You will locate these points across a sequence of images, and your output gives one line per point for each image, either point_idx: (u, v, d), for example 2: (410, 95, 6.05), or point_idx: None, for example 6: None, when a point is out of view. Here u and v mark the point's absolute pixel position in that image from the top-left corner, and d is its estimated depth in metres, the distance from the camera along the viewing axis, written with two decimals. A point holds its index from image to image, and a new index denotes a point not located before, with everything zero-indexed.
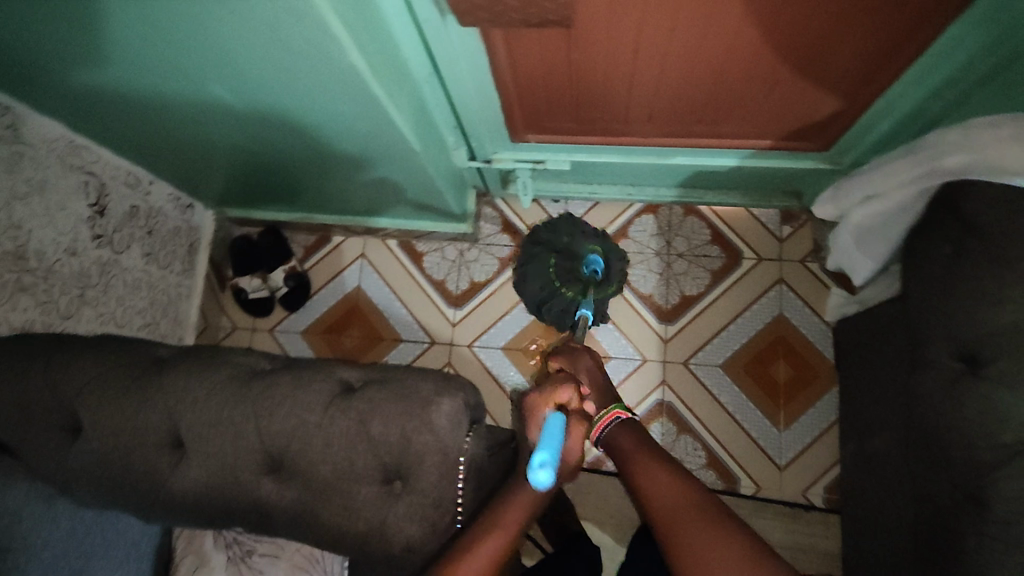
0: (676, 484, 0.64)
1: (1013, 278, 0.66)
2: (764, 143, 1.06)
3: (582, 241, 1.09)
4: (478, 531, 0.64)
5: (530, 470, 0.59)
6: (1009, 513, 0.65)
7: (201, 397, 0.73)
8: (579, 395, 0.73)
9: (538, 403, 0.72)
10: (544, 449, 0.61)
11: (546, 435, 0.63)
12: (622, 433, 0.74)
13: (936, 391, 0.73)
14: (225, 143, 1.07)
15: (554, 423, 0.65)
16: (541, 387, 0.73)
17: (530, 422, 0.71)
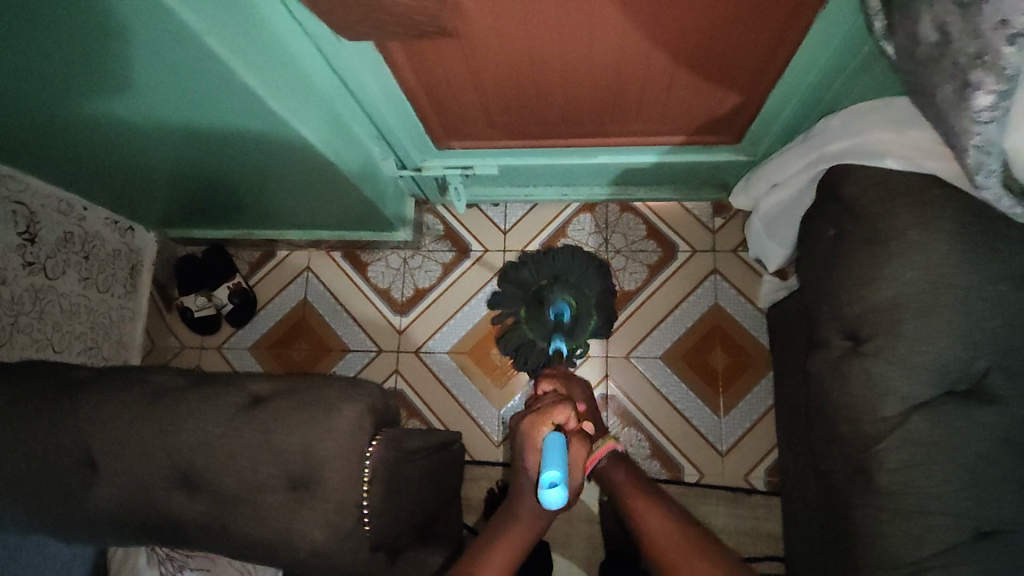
0: (672, 522, 0.85)
1: (884, 257, 0.69)
2: (677, 140, 1.09)
3: (559, 290, 1.24)
4: (477, 570, 0.81)
5: (543, 489, 0.68)
6: (890, 484, 0.68)
7: (111, 417, 0.75)
8: (570, 413, 0.86)
9: (534, 425, 0.84)
10: (554, 468, 0.69)
11: (549, 454, 0.72)
12: (614, 469, 0.95)
13: (825, 369, 0.75)
14: (150, 164, 1.08)
15: (556, 442, 0.73)
16: (536, 414, 0.86)
17: (530, 446, 0.83)
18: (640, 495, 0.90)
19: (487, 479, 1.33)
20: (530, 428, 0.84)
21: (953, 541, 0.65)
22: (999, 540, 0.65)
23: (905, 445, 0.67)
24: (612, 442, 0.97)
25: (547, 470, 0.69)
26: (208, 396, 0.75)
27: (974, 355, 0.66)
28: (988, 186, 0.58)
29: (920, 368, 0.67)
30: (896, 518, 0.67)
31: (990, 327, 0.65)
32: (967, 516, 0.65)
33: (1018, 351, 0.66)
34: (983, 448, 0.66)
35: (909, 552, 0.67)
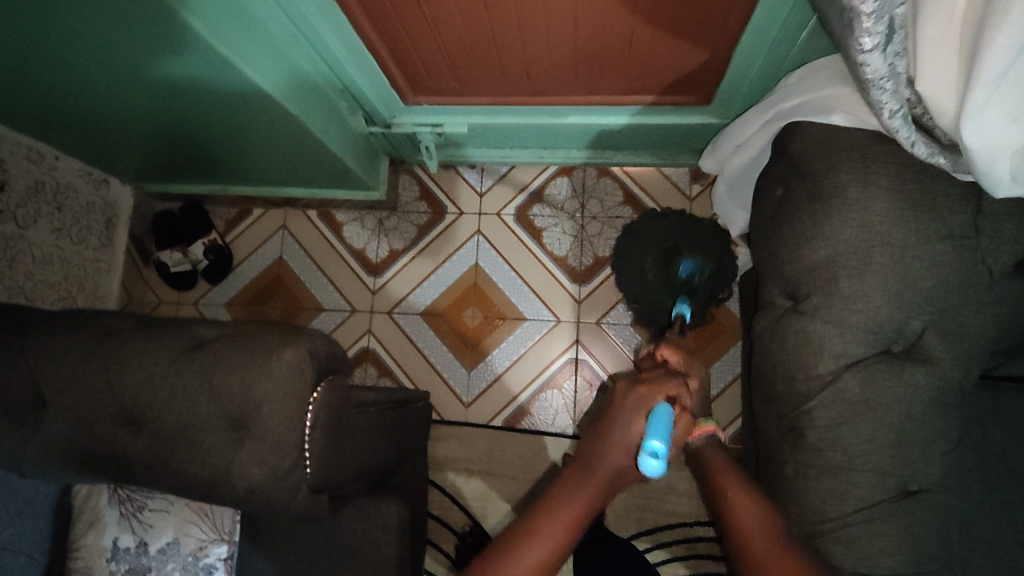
0: (766, 514, 0.69)
1: (824, 215, 0.68)
2: (647, 99, 1.08)
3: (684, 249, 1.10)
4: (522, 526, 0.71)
5: (643, 457, 0.65)
6: (819, 441, 0.68)
7: (59, 357, 0.77)
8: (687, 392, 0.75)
9: (647, 396, 0.74)
10: (657, 436, 0.66)
11: (656, 417, 0.68)
12: (710, 451, 0.79)
13: (767, 328, 0.75)
14: (112, 113, 1.08)
15: (664, 409, 0.68)
16: (653, 385, 0.76)
17: (637, 412, 0.73)
18: (737, 483, 0.73)
19: (453, 438, 1.34)
20: (645, 394, 0.74)
21: (877, 498, 0.66)
22: (924, 499, 0.65)
23: (836, 403, 0.67)
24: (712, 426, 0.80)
25: (650, 440, 0.66)
26: (153, 338, 0.77)
27: (909, 315, 0.66)
28: (899, 129, 0.60)
29: (854, 326, 0.67)
30: (824, 475, 0.67)
31: (925, 286, 0.65)
32: (894, 475, 0.65)
33: (953, 312, 0.65)
34: (912, 408, 0.66)
35: (834, 508, 0.67)
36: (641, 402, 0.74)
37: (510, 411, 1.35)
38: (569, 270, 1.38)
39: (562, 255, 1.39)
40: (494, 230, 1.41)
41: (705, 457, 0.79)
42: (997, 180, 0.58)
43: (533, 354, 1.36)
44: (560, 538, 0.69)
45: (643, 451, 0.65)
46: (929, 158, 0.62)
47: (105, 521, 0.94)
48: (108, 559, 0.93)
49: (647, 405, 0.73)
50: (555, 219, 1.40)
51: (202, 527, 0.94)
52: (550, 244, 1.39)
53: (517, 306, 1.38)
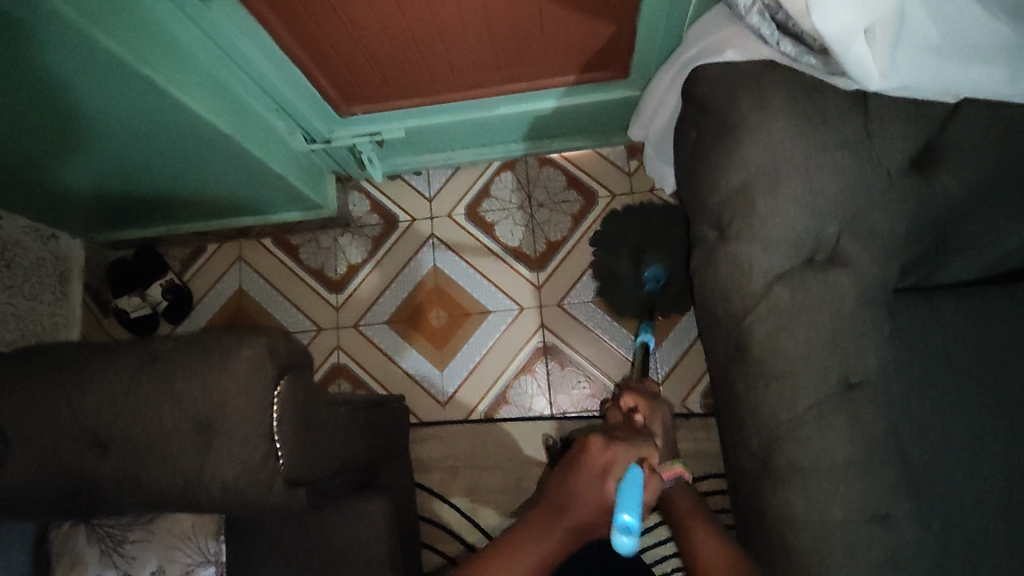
0: (719, 540, 0.77)
1: (733, 144, 0.73)
2: (569, 80, 1.13)
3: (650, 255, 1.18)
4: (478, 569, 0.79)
5: (618, 534, 0.72)
6: (763, 352, 0.71)
7: (21, 390, 0.77)
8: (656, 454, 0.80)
9: (620, 457, 0.80)
10: (629, 512, 0.73)
11: (624, 491, 0.74)
12: (680, 495, 0.89)
13: (702, 260, 0.79)
14: (46, 162, 1.08)
15: (633, 485, 0.74)
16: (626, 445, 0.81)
17: (609, 474, 0.79)
18: (692, 518, 0.82)
19: (434, 438, 1.35)
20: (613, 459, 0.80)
21: (822, 395, 0.69)
22: (866, 390, 0.69)
23: (772, 315, 0.71)
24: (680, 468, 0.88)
25: (622, 515, 0.73)
26: (112, 358, 0.77)
27: (823, 222, 0.70)
28: (760, 27, 0.70)
29: (775, 241, 0.71)
30: (771, 382, 0.71)
31: (833, 192, 0.70)
32: (834, 370, 0.69)
33: (862, 214, 0.70)
34: (841, 306, 0.70)
35: (785, 413, 0.70)
36: (613, 460, 0.80)
37: (487, 402, 1.36)
38: (525, 258, 1.42)
39: (515, 245, 1.42)
40: (447, 231, 1.45)
41: (674, 500, 0.88)
42: (860, 67, 0.65)
43: (502, 344, 1.38)
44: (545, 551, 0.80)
45: (617, 528, 0.72)
46: (800, 60, 0.71)
47: (85, 562, 0.92)
48: None
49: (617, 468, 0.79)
50: (505, 212, 1.44)
51: (187, 552, 0.93)
52: (503, 236, 1.43)
53: (479, 300, 1.41)
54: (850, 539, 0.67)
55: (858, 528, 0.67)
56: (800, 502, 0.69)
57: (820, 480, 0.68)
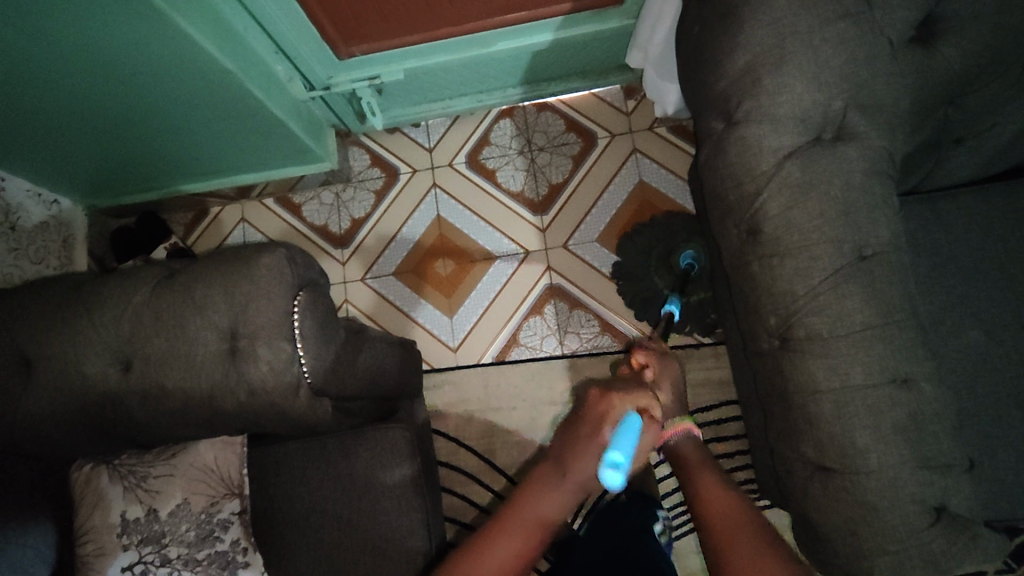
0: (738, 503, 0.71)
1: (736, 26, 0.74)
2: (566, 8, 1.14)
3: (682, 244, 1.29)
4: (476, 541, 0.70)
5: (603, 469, 0.66)
6: (776, 229, 0.72)
7: (38, 312, 0.77)
8: (656, 402, 0.73)
9: (619, 403, 0.72)
10: (620, 450, 0.66)
11: (624, 429, 0.67)
12: (686, 447, 0.81)
13: (710, 151, 0.79)
14: (47, 113, 1.07)
15: (629, 420, 0.68)
16: (623, 392, 0.73)
17: (606, 420, 0.71)
18: (705, 473, 0.76)
19: (447, 383, 1.35)
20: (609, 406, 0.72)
21: (837, 265, 0.70)
22: (879, 258, 0.70)
23: (783, 191, 0.72)
24: (685, 423, 0.83)
25: (611, 450, 0.66)
26: (128, 277, 0.78)
27: (829, 95, 0.71)
28: None
29: (784, 118, 0.72)
30: (786, 257, 0.72)
31: (837, 64, 0.70)
32: (848, 240, 0.70)
33: (866, 86, 0.71)
34: (851, 178, 0.71)
35: (801, 286, 0.71)
36: (610, 406, 0.72)
37: (498, 345, 1.37)
38: (528, 202, 1.42)
39: (518, 190, 1.43)
40: (449, 180, 1.45)
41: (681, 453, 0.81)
42: None
43: (510, 288, 1.39)
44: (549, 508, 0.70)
45: (604, 462, 0.66)
46: None
47: (108, 499, 0.91)
48: (118, 535, 0.91)
49: (614, 416, 0.71)
50: (505, 158, 1.45)
51: (210, 483, 0.93)
52: (505, 182, 1.44)
53: (484, 246, 1.41)
54: (874, 403, 0.67)
55: (881, 392, 0.67)
56: (821, 373, 0.69)
57: (839, 347, 0.69)
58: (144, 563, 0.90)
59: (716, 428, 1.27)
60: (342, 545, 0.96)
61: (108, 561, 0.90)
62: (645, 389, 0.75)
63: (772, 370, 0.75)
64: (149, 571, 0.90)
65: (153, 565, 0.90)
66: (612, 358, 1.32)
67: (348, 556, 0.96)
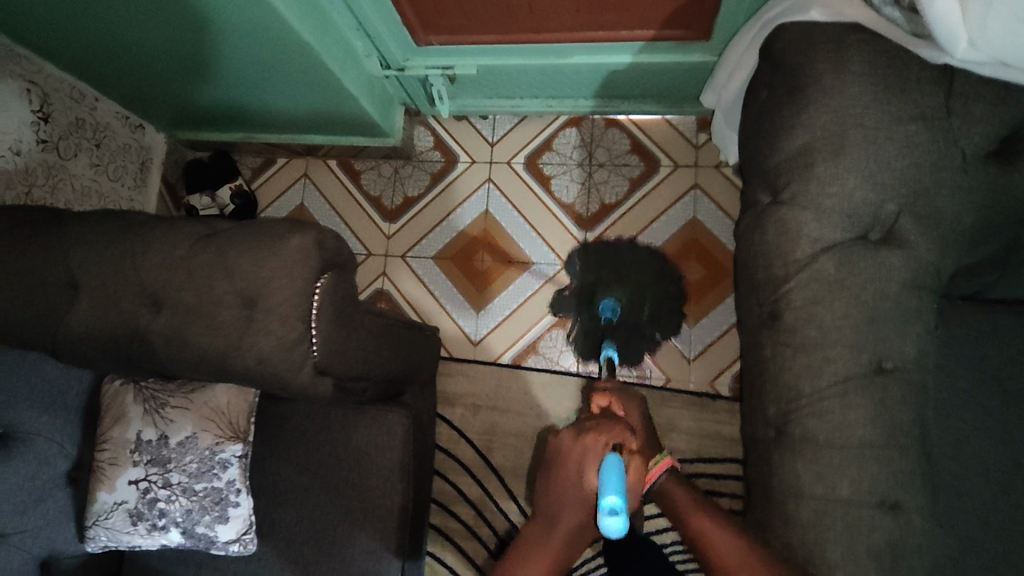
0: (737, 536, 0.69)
1: (802, 103, 0.71)
2: (649, 34, 1.12)
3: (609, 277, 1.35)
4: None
5: (603, 516, 0.69)
6: (796, 320, 0.70)
7: (93, 242, 0.85)
8: (630, 436, 0.77)
9: (594, 447, 0.75)
10: (613, 493, 0.69)
11: (607, 473, 0.70)
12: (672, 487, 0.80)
13: (750, 224, 0.78)
14: (141, 47, 1.15)
15: (611, 460, 0.71)
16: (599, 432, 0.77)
17: (591, 464, 0.74)
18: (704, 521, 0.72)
19: (461, 374, 1.39)
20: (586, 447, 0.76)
21: (850, 372, 0.68)
22: (896, 375, 0.67)
23: (811, 284, 0.70)
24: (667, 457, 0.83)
25: (606, 496, 0.69)
26: (175, 227, 0.84)
27: (883, 198, 0.68)
28: None
29: (830, 210, 0.69)
30: (799, 351, 0.70)
31: (898, 167, 0.67)
32: (867, 350, 0.68)
33: (926, 196, 0.68)
34: (887, 287, 0.68)
35: (807, 383, 0.69)
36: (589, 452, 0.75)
37: (516, 349, 1.39)
38: (576, 216, 1.42)
39: (569, 202, 1.43)
40: (504, 177, 1.47)
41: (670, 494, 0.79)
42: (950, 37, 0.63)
43: (540, 296, 1.40)
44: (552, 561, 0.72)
45: (601, 509, 0.68)
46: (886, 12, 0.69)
47: (128, 417, 1.00)
48: (131, 451, 0.99)
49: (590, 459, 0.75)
50: (564, 167, 1.45)
51: (217, 424, 1.00)
52: (558, 191, 1.44)
53: (525, 250, 1.42)
54: (852, 521, 0.66)
55: (863, 511, 0.66)
56: (807, 476, 0.68)
57: (830, 456, 0.67)
58: (149, 481, 0.99)
59: (712, 482, 1.26)
60: (326, 508, 1.02)
61: (118, 471, 0.99)
62: (616, 425, 0.79)
63: (761, 458, 0.74)
64: (152, 489, 0.99)
65: (156, 484, 0.99)
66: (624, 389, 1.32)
67: (330, 520, 1.02)
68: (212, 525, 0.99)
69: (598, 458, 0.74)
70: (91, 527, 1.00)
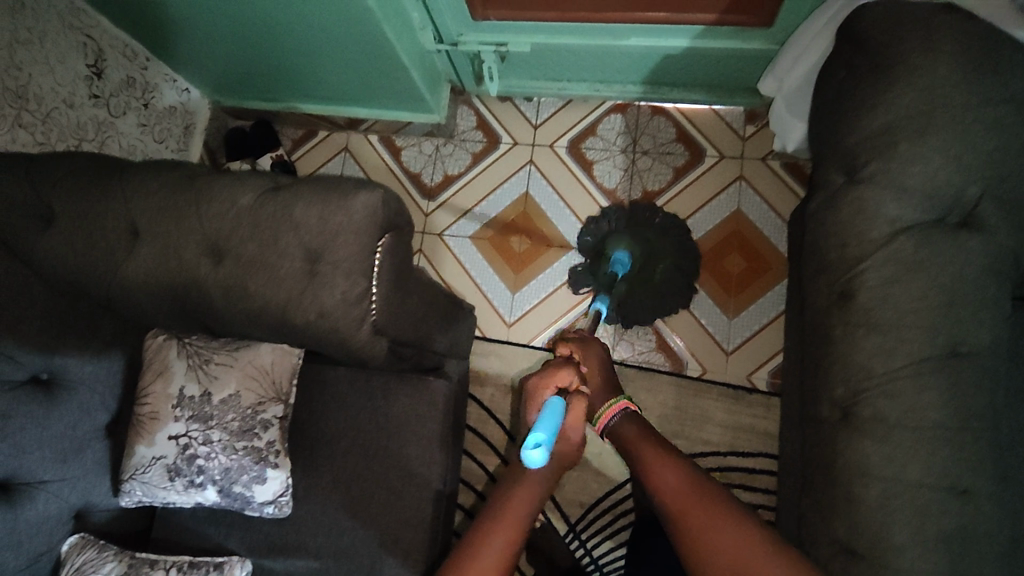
0: (683, 473, 0.71)
1: (887, 81, 0.70)
2: (710, 18, 1.11)
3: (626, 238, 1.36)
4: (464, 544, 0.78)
5: (524, 449, 0.71)
6: (870, 300, 0.69)
7: (154, 190, 0.85)
8: (577, 379, 0.87)
9: (539, 387, 0.86)
10: (542, 431, 0.72)
11: (544, 418, 0.75)
12: (627, 425, 0.84)
13: (822, 204, 0.77)
14: (198, 6, 1.14)
15: (551, 405, 0.77)
16: (543, 375, 0.87)
17: (530, 403, 0.86)
18: (651, 454, 0.76)
19: (493, 354, 1.38)
20: (533, 386, 0.87)
21: (924, 355, 0.67)
22: (972, 360, 0.66)
23: (888, 264, 0.69)
24: (623, 402, 0.87)
25: (534, 432, 0.72)
26: (238, 177, 0.83)
27: (967, 180, 0.67)
28: None
29: (911, 190, 0.69)
30: (872, 332, 0.69)
31: (985, 149, 0.66)
32: (943, 333, 0.67)
33: (1012, 180, 0.67)
34: (967, 270, 0.67)
35: (879, 364, 0.68)
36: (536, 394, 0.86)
37: (551, 333, 1.38)
38: (617, 202, 1.41)
39: (611, 187, 1.42)
40: (547, 160, 1.46)
41: (621, 431, 0.84)
42: None
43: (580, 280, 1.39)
44: (505, 542, 0.77)
45: (525, 443, 0.71)
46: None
47: (171, 372, 0.99)
48: (173, 406, 0.99)
49: (535, 396, 0.85)
50: (607, 153, 1.44)
51: (261, 383, 0.99)
52: (600, 176, 1.43)
53: (563, 233, 1.42)
54: (922, 504, 0.65)
55: (934, 495, 0.65)
56: (876, 457, 0.67)
57: (901, 438, 0.66)
58: (189, 437, 0.98)
59: (745, 477, 1.24)
60: (363, 475, 1.02)
61: (159, 426, 0.98)
62: (566, 367, 0.89)
63: (824, 439, 0.73)
64: (192, 446, 0.98)
65: (196, 441, 0.98)
66: (659, 379, 1.31)
67: (367, 487, 1.02)
68: (249, 486, 0.98)
69: (539, 401, 0.84)
70: (127, 480, 0.99)
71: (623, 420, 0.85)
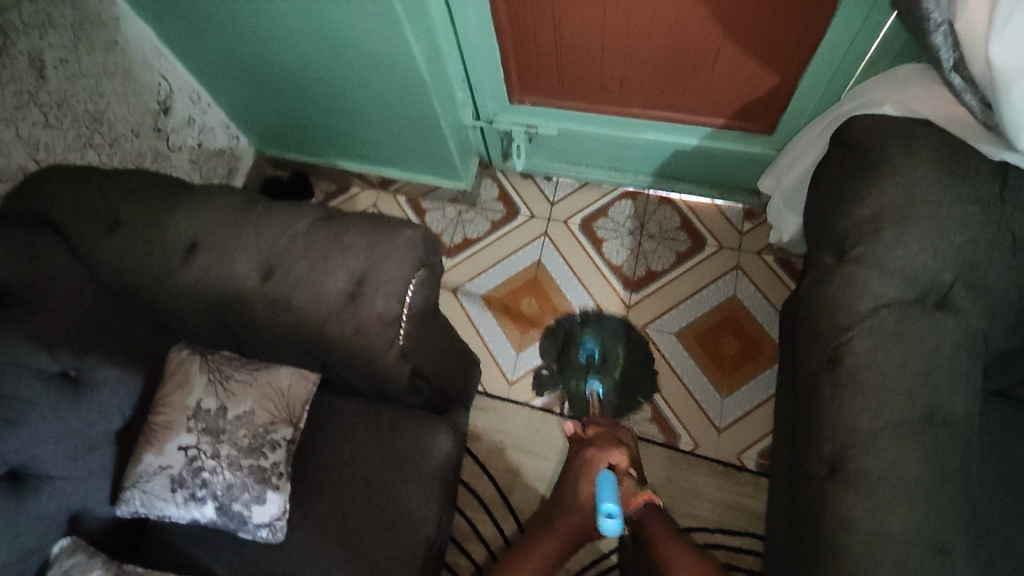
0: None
1: (872, 178, 0.82)
2: (717, 121, 1.28)
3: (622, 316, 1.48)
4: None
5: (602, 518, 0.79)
6: (856, 363, 0.77)
7: (216, 209, 0.94)
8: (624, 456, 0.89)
9: (597, 458, 0.89)
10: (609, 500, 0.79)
11: (605, 484, 0.81)
12: (650, 518, 0.87)
13: (816, 279, 0.86)
14: (267, 67, 1.29)
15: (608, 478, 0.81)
16: (603, 446, 0.90)
17: (587, 472, 0.87)
18: (677, 554, 0.83)
19: (492, 411, 1.42)
20: (591, 457, 0.89)
21: (905, 417, 0.74)
22: (947, 426, 0.74)
23: (873, 333, 0.77)
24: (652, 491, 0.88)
25: (604, 503, 0.79)
26: (294, 205, 0.93)
27: (941, 266, 0.77)
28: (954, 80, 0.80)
29: (893, 271, 0.78)
30: (858, 394, 0.76)
31: (956, 241, 0.77)
32: (922, 399, 0.74)
33: (979, 270, 0.77)
34: (942, 345, 0.75)
35: (865, 423, 0.75)
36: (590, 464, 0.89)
37: (549, 395, 1.43)
38: (623, 277, 1.51)
39: (618, 264, 1.53)
40: (560, 234, 1.57)
41: (647, 525, 0.86)
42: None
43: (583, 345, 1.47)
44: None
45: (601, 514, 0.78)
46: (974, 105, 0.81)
47: (190, 385, 1.02)
48: (188, 417, 1.01)
49: (592, 468, 0.88)
50: (616, 233, 1.56)
51: (275, 405, 1.03)
52: (609, 253, 1.54)
53: (571, 300, 1.50)
54: (903, 558, 0.69)
55: (913, 549, 0.69)
56: (861, 510, 0.72)
57: (884, 493, 0.71)
58: (198, 449, 0.99)
59: (733, 555, 1.26)
60: (360, 508, 1.03)
61: (170, 436, 1.00)
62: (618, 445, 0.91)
63: (814, 495, 0.78)
64: (199, 458, 0.99)
65: (204, 454, 0.99)
66: (651, 450, 1.35)
67: (363, 521, 1.02)
68: (249, 505, 0.98)
69: (595, 474, 0.86)
70: (128, 488, 0.98)
71: (649, 512, 0.87)
